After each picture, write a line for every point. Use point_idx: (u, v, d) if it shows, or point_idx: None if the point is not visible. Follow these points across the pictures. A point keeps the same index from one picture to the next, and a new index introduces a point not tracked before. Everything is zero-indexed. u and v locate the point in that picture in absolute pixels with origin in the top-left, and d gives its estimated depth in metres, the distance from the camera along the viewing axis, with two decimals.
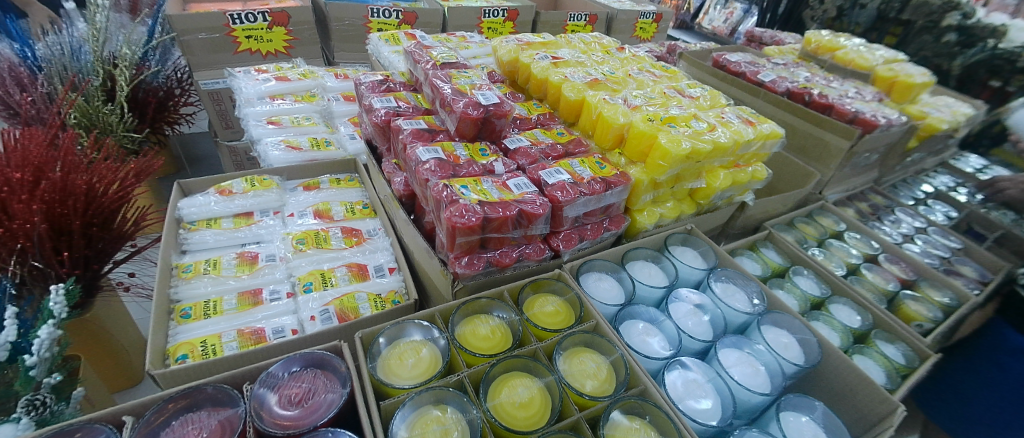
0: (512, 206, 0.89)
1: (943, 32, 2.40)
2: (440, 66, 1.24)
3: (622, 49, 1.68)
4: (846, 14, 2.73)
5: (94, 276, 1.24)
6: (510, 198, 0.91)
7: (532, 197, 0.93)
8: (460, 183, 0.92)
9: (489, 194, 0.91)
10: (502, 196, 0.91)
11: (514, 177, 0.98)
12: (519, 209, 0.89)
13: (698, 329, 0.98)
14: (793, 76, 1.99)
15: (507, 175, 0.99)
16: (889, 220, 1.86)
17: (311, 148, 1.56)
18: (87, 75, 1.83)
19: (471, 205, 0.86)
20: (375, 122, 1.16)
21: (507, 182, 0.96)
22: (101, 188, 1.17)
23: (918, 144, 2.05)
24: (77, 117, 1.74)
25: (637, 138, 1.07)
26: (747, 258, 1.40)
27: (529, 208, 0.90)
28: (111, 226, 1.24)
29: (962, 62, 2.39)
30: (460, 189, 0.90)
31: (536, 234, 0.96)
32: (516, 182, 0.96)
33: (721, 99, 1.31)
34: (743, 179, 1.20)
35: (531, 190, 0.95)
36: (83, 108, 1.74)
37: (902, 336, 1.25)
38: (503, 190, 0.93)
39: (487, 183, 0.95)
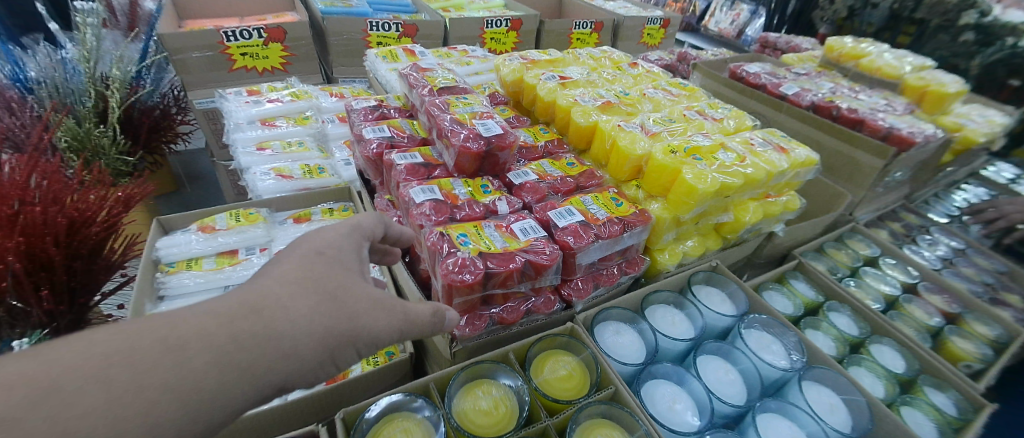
0: (517, 257, 0.78)
1: (960, 31, 2.29)
2: (438, 91, 1.14)
3: (634, 64, 1.56)
4: (857, 14, 2.59)
5: (82, 310, 1.10)
6: (515, 247, 0.80)
7: (542, 243, 0.81)
8: (458, 230, 0.81)
9: (492, 243, 0.80)
10: (508, 245, 0.80)
11: (520, 220, 0.86)
12: (525, 260, 0.78)
13: (728, 390, 0.86)
14: (818, 88, 1.87)
15: (512, 216, 0.88)
16: (926, 242, 1.71)
17: (304, 176, 1.47)
18: (79, 99, 1.74)
19: (470, 258, 0.75)
20: (367, 155, 1.06)
21: (512, 226, 0.85)
22: (88, 217, 1.08)
23: (952, 158, 1.92)
24: (67, 139, 1.63)
25: (657, 172, 0.95)
26: (776, 294, 1.27)
27: (540, 259, 0.79)
28: (100, 256, 1.14)
29: (979, 62, 2.25)
30: (457, 238, 0.79)
31: (545, 285, 0.84)
32: (522, 226, 0.85)
33: (747, 121, 1.20)
34: (776, 211, 1.08)
35: (540, 235, 0.83)
36: (73, 130, 1.64)
37: (954, 383, 1.10)
38: (508, 237, 0.82)
39: (490, 227, 0.84)
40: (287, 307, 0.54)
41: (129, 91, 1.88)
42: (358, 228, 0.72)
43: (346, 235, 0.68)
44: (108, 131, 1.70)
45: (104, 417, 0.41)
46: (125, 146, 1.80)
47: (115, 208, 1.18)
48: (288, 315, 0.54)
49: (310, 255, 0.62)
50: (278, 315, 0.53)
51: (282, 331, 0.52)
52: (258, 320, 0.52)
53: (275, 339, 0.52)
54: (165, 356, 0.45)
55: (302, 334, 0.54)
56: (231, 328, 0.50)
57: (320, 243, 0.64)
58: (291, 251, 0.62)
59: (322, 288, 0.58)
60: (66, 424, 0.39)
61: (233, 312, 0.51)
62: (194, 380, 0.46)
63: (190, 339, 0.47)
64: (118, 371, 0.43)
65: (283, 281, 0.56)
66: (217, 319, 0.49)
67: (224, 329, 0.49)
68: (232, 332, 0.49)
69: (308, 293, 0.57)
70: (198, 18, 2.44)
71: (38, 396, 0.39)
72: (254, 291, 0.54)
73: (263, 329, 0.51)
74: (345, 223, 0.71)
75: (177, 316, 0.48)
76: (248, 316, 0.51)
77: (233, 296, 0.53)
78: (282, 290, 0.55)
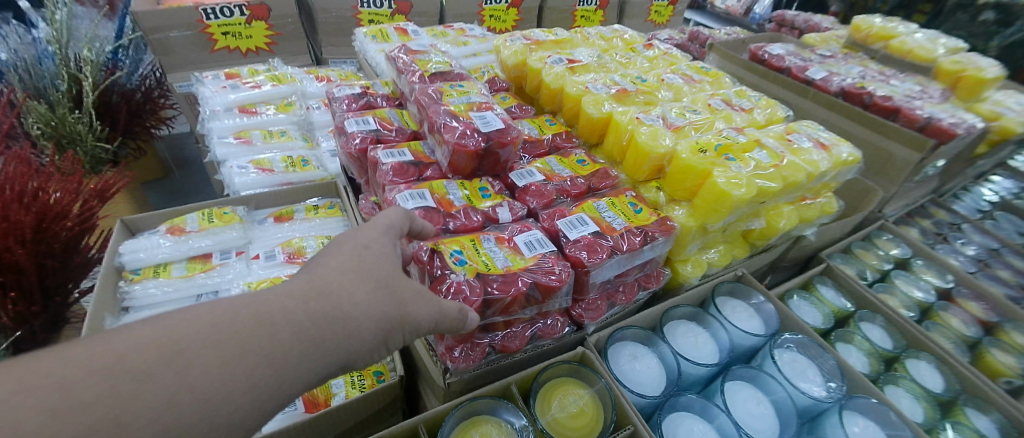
0: (522, 278, 0.67)
1: (979, 10, 2.10)
2: (430, 77, 1.00)
3: (649, 44, 1.41)
4: None
5: (58, 309, 1.00)
6: (519, 266, 0.69)
7: (551, 260, 0.71)
8: (453, 246, 0.70)
9: (492, 262, 0.69)
10: (510, 263, 0.69)
11: (524, 231, 0.75)
12: (530, 282, 0.67)
13: (759, 424, 0.76)
14: (846, 71, 1.72)
15: (514, 226, 0.77)
16: (958, 241, 1.58)
17: (286, 170, 1.35)
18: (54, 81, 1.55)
19: (466, 280, 0.66)
20: (349, 152, 0.93)
21: (515, 239, 0.74)
22: (63, 209, 0.99)
23: (987, 149, 1.78)
24: (37, 126, 1.47)
25: (682, 173, 0.83)
26: (803, 303, 1.16)
27: (547, 281, 0.68)
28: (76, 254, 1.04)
29: (998, 43, 2.06)
30: (451, 255, 0.69)
31: (553, 308, 0.74)
32: (526, 239, 0.73)
33: (780, 112, 1.07)
34: (811, 215, 0.96)
35: (548, 250, 0.72)
36: (42, 116, 1.46)
37: (999, 405, 0.98)
38: (512, 254, 0.71)
39: (490, 240, 0.73)
40: (350, 293, 0.53)
41: (106, 72, 1.72)
42: (393, 223, 0.65)
43: (385, 228, 0.63)
44: (84, 117, 1.54)
45: (221, 377, 0.43)
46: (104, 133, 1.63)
47: (91, 202, 1.08)
48: (351, 299, 0.53)
49: (357, 247, 0.58)
50: (345, 298, 0.53)
51: (348, 311, 0.52)
52: (328, 302, 0.52)
53: (345, 319, 0.52)
54: (256, 330, 0.46)
55: (364, 316, 0.53)
56: (305, 308, 0.50)
57: (364, 238, 0.60)
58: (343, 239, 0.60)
59: (374, 278, 0.56)
60: (192, 381, 0.41)
61: (296, 292, 0.51)
62: (281, 354, 0.47)
63: (273, 310, 0.48)
64: (224, 336, 0.45)
65: (343, 268, 0.55)
66: (294, 299, 0.50)
67: (303, 308, 0.50)
68: (306, 311, 0.50)
69: (364, 281, 0.55)
70: None
71: (165, 353, 0.41)
72: (322, 273, 0.54)
73: (330, 312, 0.51)
74: (380, 217, 0.65)
75: (266, 293, 0.49)
76: (319, 298, 0.51)
77: (301, 278, 0.53)
78: (345, 278, 0.54)
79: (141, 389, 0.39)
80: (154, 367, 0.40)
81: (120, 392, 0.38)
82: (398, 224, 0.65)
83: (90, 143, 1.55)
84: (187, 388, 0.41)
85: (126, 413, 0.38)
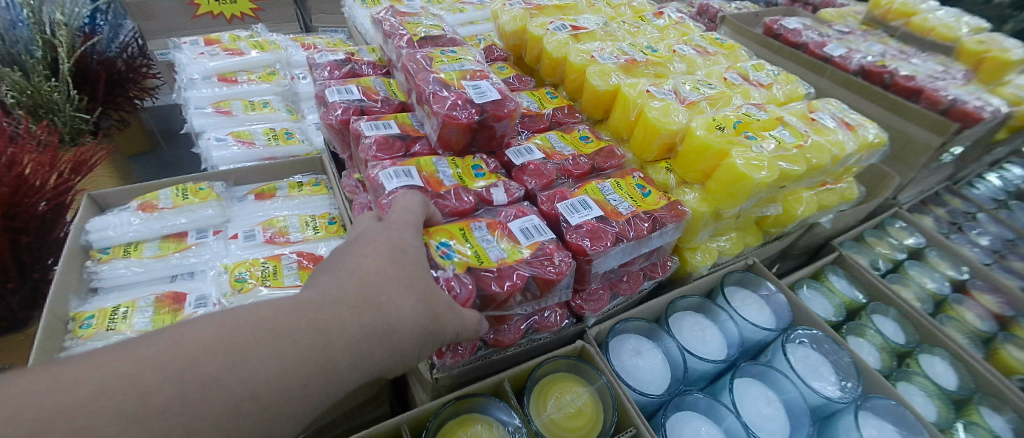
0: (519, 272, 0.61)
1: None
2: (419, 42, 0.91)
3: (659, 14, 1.31)
4: None
5: (39, 287, 0.92)
6: (514, 258, 0.62)
7: (549, 249, 0.65)
8: (438, 237, 0.63)
9: (484, 254, 0.62)
10: (504, 255, 0.63)
11: (520, 217, 0.68)
12: (526, 276, 0.61)
13: (770, 427, 0.70)
14: (866, 49, 1.63)
15: (510, 210, 0.70)
16: (972, 231, 1.52)
17: (268, 143, 1.26)
18: (28, 47, 1.43)
19: (456, 276, 0.58)
20: (330, 123, 0.84)
21: (510, 225, 0.67)
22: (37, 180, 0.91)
23: (1007, 135, 1.69)
24: (11, 94, 1.36)
25: (695, 152, 0.76)
26: (812, 293, 1.10)
27: (546, 274, 0.62)
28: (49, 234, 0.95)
29: (1014, 27, 1.95)
30: (438, 248, 0.61)
31: (553, 302, 0.68)
32: (521, 226, 0.67)
33: (801, 88, 0.99)
34: (831, 201, 0.90)
35: (546, 238, 0.66)
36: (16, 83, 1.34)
37: (1016, 404, 0.92)
38: (507, 243, 0.64)
39: (481, 228, 0.66)
40: (397, 306, 0.50)
41: (83, 38, 1.60)
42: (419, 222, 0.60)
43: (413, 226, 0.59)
44: (61, 86, 1.41)
45: (279, 385, 0.41)
46: (84, 103, 1.51)
47: (67, 176, 1.01)
48: (399, 310, 0.50)
49: (394, 251, 0.54)
50: (393, 312, 0.49)
51: (395, 323, 0.49)
52: (378, 315, 0.48)
53: (393, 333, 0.49)
54: (314, 340, 0.43)
55: (409, 327, 0.50)
56: (358, 319, 0.47)
57: (399, 239, 0.56)
58: (375, 235, 0.56)
59: (417, 289, 0.52)
60: (254, 388, 0.40)
61: (347, 299, 0.47)
62: (333, 365, 0.44)
63: (328, 315, 0.45)
64: (285, 345, 0.42)
65: (391, 276, 0.51)
66: (347, 308, 0.47)
67: (354, 320, 0.46)
68: (359, 324, 0.47)
69: (409, 292, 0.51)
70: None
71: (232, 357, 0.40)
72: (369, 275, 0.50)
73: (380, 325, 0.48)
74: (405, 212, 0.60)
75: (320, 297, 0.47)
76: (370, 310, 0.48)
77: (350, 280, 0.49)
78: (390, 286, 0.50)
79: (208, 396, 0.38)
80: (221, 373, 0.39)
81: (188, 392, 0.37)
82: (415, 209, 0.61)
83: (69, 113, 1.43)
84: (249, 394, 0.40)
85: (195, 416, 0.37)
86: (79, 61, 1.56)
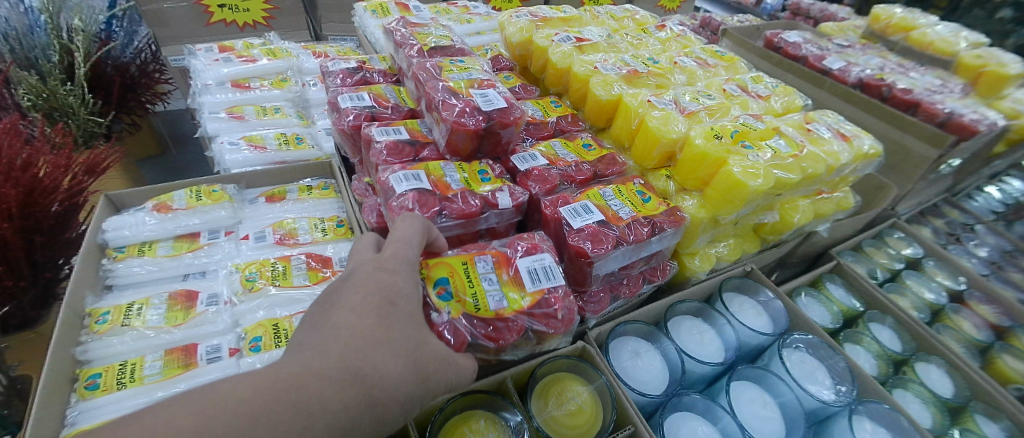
0: (516, 324, 0.62)
1: (998, 7, 2.01)
2: (429, 52, 0.95)
3: (661, 26, 1.35)
4: None
5: (49, 285, 0.95)
6: (516, 307, 0.63)
7: (552, 299, 0.65)
8: (440, 273, 0.64)
9: (484, 300, 0.63)
10: (504, 304, 0.63)
11: (530, 254, 0.68)
12: (523, 328, 0.63)
13: (766, 428, 0.72)
14: (864, 62, 1.66)
15: (518, 243, 0.71)
16: (970, 242, 1.53)
17: (279, 148, 1.30)
18: (45, 52, 1.47)
19: (453, 321, 0.60)
20: (342, 128, 0.88)
21: (518, 265, 0.67)
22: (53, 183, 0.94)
23: (1005, 148, 1.71)
24: (28, 97, 1.40)
25: (694, 161, 0.78)
26: (810, 301, 1.12)
27: (541, 329, 0.64)
28: (61, 235, 0.98)
29: (1016, 41, 1.98)
30: (438, 285, 0.63)
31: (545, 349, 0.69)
32: (529, 265, 0.67)
33: (798, 100, 1.01)
34: (827, 210, 0.92)
35: (551, 285, 0.66)
36: (33, 86, 1.38)
37: (1009, 411, 0.94)
38: (512, 287, 0.65)
39: (487, 268, 0.67)
40: (383, 375, 0.49)
41: (99, 43, 1.64)
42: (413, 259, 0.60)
43: (406, 264, 0.59)
44: (76, 90, 1.45)
45: None
46: (97, 106, 1.55)
47: (80, 177, 1.03)
48: (383, 380, 0.49)
49: (383, 304, 0.53)
50: (378, 383, 0.48)
51: (378, 396, 0.48)
52: (362, 389, 0.47)
53: (376, 405, 0.48)
54: (293, 422, 0.42)
55: (393, 397, 0.50)
56: (340, 395, 0.46)
57: (391, 288, 0.55)
58: (358, 287, 0.55)
59: (403, 352, 0.52)
60: None
61: (328, 373, 0.46)
62: None
63: (311, 392, 0.44)
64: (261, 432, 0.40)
65: (374, 345, 0.50)
66: (329, 384, 0.45)
67: (336, 398, 0.45)
68: (342, 400, 0.46)
69: (396, 358, 0.51)
70: None
71: None
72: (352, 342, 0.49)
73: (363, 400, 0.47)
74: (401, 245, 0.60)
75: (301, 372, 0.45)
76: (354, 384, 0.47)
77: (334, 350, 0.48)
78: (376, 354, 0.49)
79: None
80: None
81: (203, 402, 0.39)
82: (412, 242, 0.61)
83: (83, 116, 1.47)
84: None
85: None
86: (95, 67, 1.61)
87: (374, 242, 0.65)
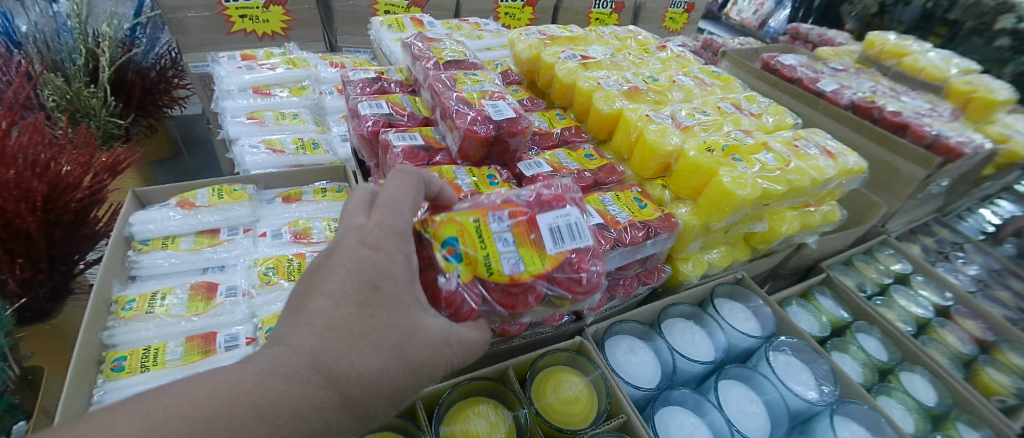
0: (533, 290, 0.64)
1: (995, 35, 2.08)
2: (444, 65, 1.02)
3: (662, 47, 1.43)
4: (887, 11, 2.38)
5: (65, 279, 0.99)
6: (531, 273, 0.64)
7: (575, 263, 0.68)
8: (449, 232, 0.64)
9: (497, 263, 0.63)
10: (518, 268, 0.64)
11: (549, 218, 0.69)
12: (541, 295, 0.65)
13: (752, 424, 0.76)
14: (857, 86, 1.73)
15: (534, 205, 0.70)
16: (959, 260, 1.58)
17: (297, 151, 1.37)
18: (71, 55, 1.54)
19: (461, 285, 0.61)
20: (360, 133, 0.94)
21: (537, 227, 0.68)
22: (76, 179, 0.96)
23: (993, 171, 1.77)
24: (53, 98, 1.46)
25: (689, 171, 0.84)
26: (800, 310, 1.17)
27: (563, 295, 0.67)
28: (84, 223, 1.02)
29: (1015, 69, 2.04)
30: (447, 246, 0.63)
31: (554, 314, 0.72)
32: (551, 224, 0.69)
33: (788, 119, 1.08)
34: (814, 222, 0.97)
35: (574, 247, 0.69)
36: (59, 88, 1.45)
37: (989, 420, 0.98)
38: (528, 250, 0.66)
39: (500, 226, 0.66)
40: (361, 375, 0.48)
41: (122, 48, 1.71)
42: (399, 231, 0.56)
43: (393, 237, 0.55)
44: (99, 92, 1.52)
45: None
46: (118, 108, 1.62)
47: (102, 174, 1.06)
48: (361, 377, 0.48)
49: (365, 290, 0.51)
50: (356, 382, 0.47)
51: (357, 395, 0.47)
52: (337, 390, 0.46)
53: (352, 406, 0.47)
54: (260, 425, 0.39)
55: (374, 393, 0.49)
56: (314, 396, 0.44)
57: (374, 269, 0.52)
58: (338, 272, 0.51)
59: (387, 345, 0.50)
60: None
61: (299, 370, 0.44)
62: None
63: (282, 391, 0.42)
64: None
65: (349, 345, 0.47)
66: (301, 385, 0.43)
67: (308, 400, 0.43)
68: (315, 401, 0.44)
69: (377, 353, 0.49)
70: None
71: None
72: (326, 337, 0.47)
73: (337, 401, 0.46)
74: (389, 212, 0.57)
75: (268, 371, 0.42)
76: (327, 385, 0.45)
77: (308, 345, 0.46)
78: (354, 349, 0.48)
79: None
80: None
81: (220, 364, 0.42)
82: (405, 210, 0.58)
83: (104, 118, 1.54)
84: None
85: None
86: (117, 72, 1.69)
87: (366, 200, 0.61)
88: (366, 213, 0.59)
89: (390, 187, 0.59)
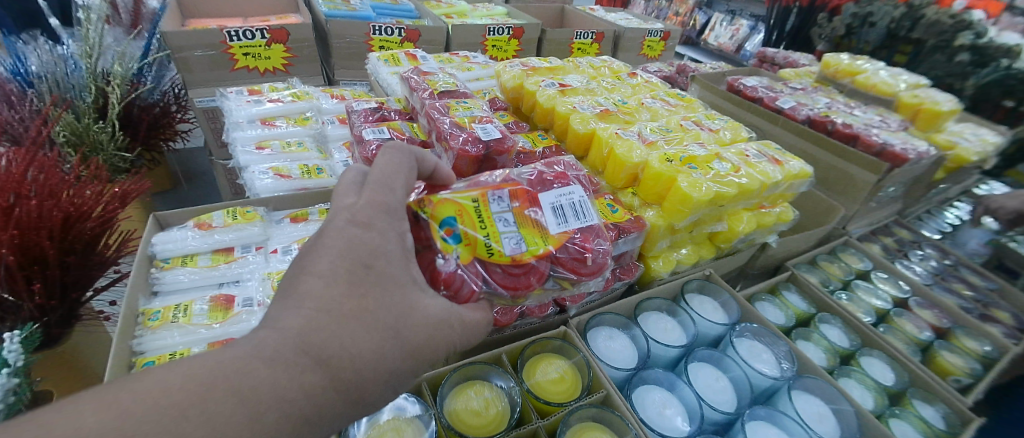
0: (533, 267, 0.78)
1: (955, 52, 2.27)
2: (439, 94, 1.15)
3: (634, 74, 1.58)
4: (853, 33, 2.53)
5: (73, 305, 1.00)
6: (531, 255, 0.77)
7: (580, 246, 0.83)
8: (447, 213, 0.76)
9: (499, 244, 0.76)
10: (516, 249, 0.77)
11: (545, 202, 0.84)
12: (544, 274, 0.80)
13: (720, 399, 0.86)
14: (814, 102, 1.90)
15: (529, 191, 0.85)
16: (917, 257, 1.71)
17: (302, 176, 1.48)
18: (80, 94, 1.64)
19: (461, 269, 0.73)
20: (364, 156, 1.05)
21: (533, 212, 0.82)
22: (88, 209, 0.99)
23: (945, 175, 1.93)
24: (64, 134, 1.56)
25: (653, 180, 0.97)
26: (768, 305, 1.28)
27: (565, 275, 0.82)
28: (95, 250, 1.04)
29: (975, 82, 2.23)
30: (446, 227, 0.76)
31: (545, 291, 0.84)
32: (553, 204, 0.84)
33: (744, 132, 1.22)
34: (769, 222, 1.10)
35: (575, 228, 0.83)
36: (70, 125, 1.56)
37: (942, 396, 1.09)
38: (528, 229, 0.80)
39: (500, 211, 0.80)
40: (353, 357, 0.55)
41: (131, 87, 1.80)
42: (390, 208, 0.67)
43: (385, 217, 0.65)
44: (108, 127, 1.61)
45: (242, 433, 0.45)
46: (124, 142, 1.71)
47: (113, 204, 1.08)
48: (353, 359, 0.55)
49: (355, 273, 0.59)
50: (346, 363, 0.55)
51: (349, 375, 0.55)
52: (328, 371, 0.53)
53: (344, 387, 0.55)
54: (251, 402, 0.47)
55: (367, 374, 0.57)
56: (305, 379, 0.51)
57: (366, 254, 0.61)
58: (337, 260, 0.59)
59: (382, 326, 0.58)
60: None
61: (287, 354, 0.51)
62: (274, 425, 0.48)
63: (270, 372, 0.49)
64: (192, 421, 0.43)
65: (340, 329, 0.55)
66: (292, 367, 0.51)
67: (297, 383, 0.50)
68: (306, 383, 0.51)
69: (369, 335, 0.57)
70: (201, 17, 2.29)
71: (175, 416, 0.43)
72: (317, 319, 0.55)
73: (329, 382, 0.53)
74: (380, 189, 0.67)
75: (255, 355, 0.50)
76: (317, 367, 0.52)
77: (297, 327, 0.53)
78: (345, 331, 0.56)
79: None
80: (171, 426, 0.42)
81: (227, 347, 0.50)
82: (393, 192, 0.69)
83: (111, 152, 1.63)
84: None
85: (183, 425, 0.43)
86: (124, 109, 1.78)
87: (355, 182, 0.71)
88: (355, 193, 0.69)
89: (379, 167, 0.70)
